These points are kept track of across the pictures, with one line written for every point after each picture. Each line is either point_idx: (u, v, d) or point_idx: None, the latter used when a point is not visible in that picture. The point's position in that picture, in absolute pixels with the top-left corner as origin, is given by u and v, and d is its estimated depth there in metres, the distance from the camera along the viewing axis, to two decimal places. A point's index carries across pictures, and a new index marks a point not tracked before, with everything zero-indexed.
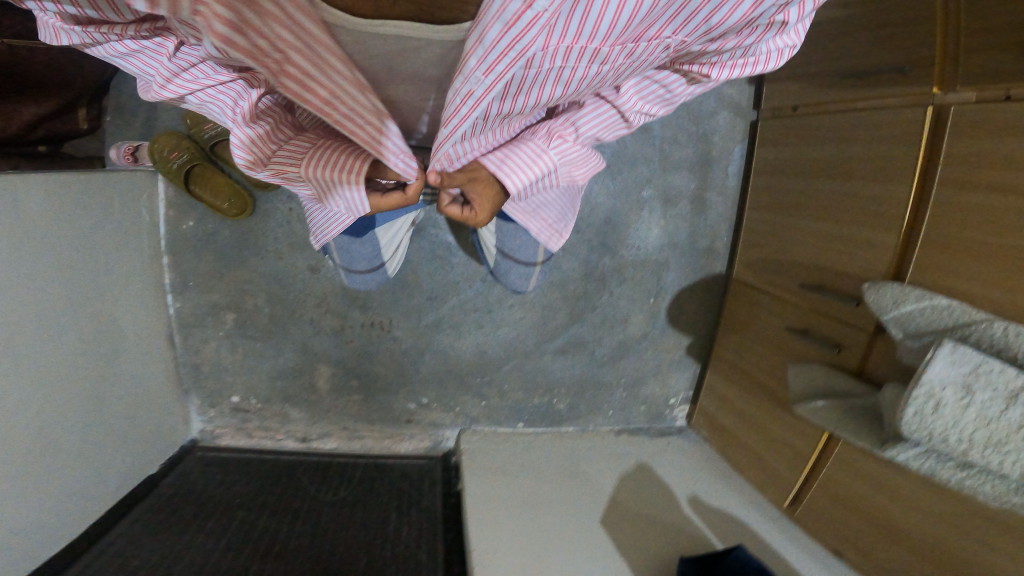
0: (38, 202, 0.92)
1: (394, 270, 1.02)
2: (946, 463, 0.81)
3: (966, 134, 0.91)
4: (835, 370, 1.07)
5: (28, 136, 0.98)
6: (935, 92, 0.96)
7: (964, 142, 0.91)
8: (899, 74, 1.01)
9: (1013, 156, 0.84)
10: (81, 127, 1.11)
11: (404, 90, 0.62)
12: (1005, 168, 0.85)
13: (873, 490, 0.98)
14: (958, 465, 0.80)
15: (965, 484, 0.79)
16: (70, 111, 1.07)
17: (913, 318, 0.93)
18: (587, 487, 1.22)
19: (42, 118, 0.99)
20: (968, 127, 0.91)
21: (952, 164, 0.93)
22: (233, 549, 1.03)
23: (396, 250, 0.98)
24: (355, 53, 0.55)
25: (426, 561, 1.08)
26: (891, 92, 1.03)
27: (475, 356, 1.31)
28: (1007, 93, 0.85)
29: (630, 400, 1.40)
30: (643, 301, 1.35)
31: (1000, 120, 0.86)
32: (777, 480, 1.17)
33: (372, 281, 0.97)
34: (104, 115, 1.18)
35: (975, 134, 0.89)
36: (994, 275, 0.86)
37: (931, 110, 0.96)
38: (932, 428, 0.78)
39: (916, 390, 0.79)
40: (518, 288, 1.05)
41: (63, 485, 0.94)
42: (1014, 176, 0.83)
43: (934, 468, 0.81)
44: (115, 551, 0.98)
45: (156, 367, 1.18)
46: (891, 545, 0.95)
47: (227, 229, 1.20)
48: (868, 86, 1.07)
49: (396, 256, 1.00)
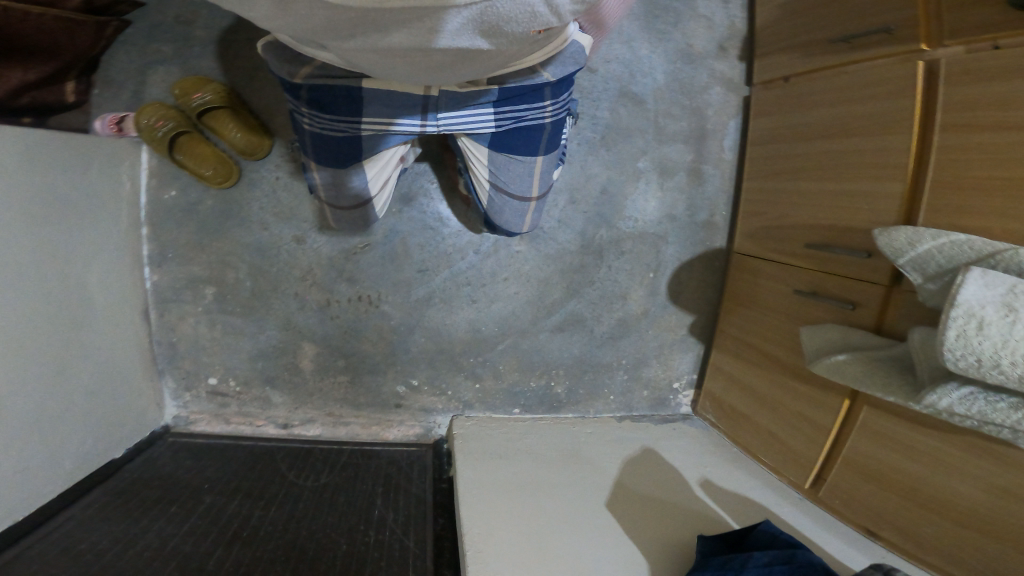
0: (13, 152, 0.87)
1: (381, 206, 1.04)
2: (997, 404, 0.73)
3: (962, 82, 0.87)
4: (852, 329, 1.00)
5: (12, 103, 1.00)
6: (924, 49, 0.94)
7: (957, 91, 0.88)
8: (887, 34, 0.99)
9: (1012, 95, 0.81)
10: (68, 100, 1.12)
11: (399, 47, 0.59)
12: (1004, 109, 0.82)
13: (906, 458, 0.91)
14: (1012, 405, 0.72)
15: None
16: (57, 81, 1.09)
17: (932, 257, 0.86)
18: (590, 471, 1.14)
19: (30, 85, 1.01)
20: (960, 75, 0.88)
21: (950, 109, 0.89)
22: (197, 532, 0.89)
23: (385, 189, 1.00)
24: (362, 28, 0.56)
25: (413, 549, 0.96)
26: (881, 53, 1.00)
27: (468, 333, 1.25)
28: (995, 42, 0.84)
29: (631, 383, 1.34)
30: (641, 275, 1.30)
31: (988, 67, 0.84)
32: (795, 458, 1.10)
33: (358, 217, 1.01)
34: (92, 89, 1.18)
35: (971, 80, 0.86)
36: (1009, 208, 0.82)
37: (921, 66, 0.94)
38: (980, 351, 0.71)
39: (953, 311, 0.72)
40: (511, 229, 1.04)
41: (20, 458, 0.84)
42: (1015, 113, 0.81)
43: (984, 410, 0.74)
44: (63, 534, 0.84)
45: (129, 342, 1.11)
46: (933, 517, 0.88)
47: (211, 198, 1.17)
48: (857, 48, 1.05)
49: (386, 196, 1.01)
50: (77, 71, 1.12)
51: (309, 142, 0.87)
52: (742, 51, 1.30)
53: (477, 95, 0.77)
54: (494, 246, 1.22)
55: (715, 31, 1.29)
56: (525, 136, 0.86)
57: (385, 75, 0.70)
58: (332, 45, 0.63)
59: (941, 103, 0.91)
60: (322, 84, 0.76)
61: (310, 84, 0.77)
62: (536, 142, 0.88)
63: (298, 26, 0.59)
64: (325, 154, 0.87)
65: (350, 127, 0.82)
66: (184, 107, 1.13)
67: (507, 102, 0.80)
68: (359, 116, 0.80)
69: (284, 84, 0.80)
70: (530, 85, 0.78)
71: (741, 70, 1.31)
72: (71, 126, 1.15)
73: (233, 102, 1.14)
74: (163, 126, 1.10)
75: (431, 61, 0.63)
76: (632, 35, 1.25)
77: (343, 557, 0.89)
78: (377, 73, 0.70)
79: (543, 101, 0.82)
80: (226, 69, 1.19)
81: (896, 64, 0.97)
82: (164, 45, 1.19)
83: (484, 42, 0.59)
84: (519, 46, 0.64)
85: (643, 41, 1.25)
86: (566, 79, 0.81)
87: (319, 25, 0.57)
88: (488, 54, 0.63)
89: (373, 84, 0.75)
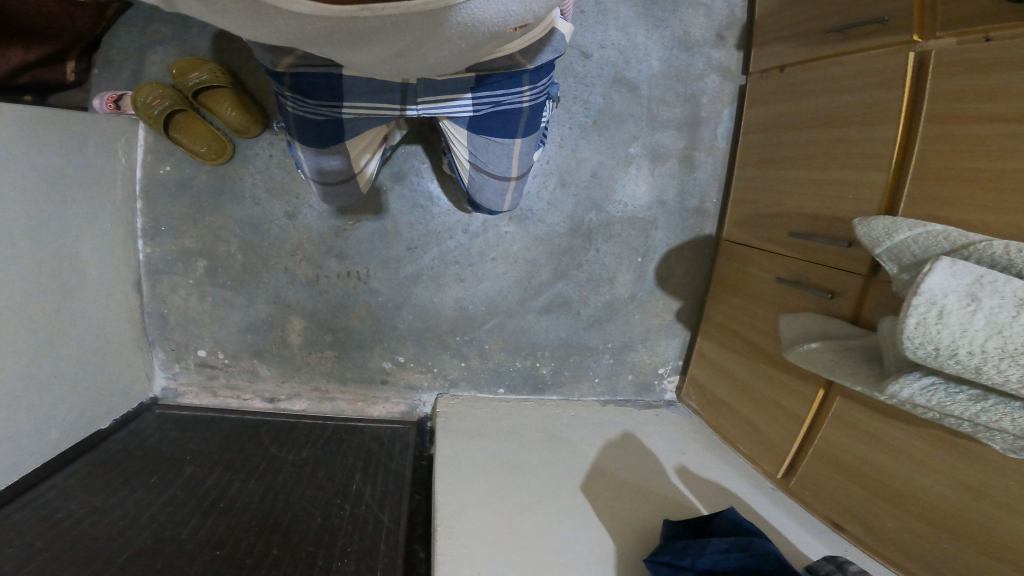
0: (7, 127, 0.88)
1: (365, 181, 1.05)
2: (956, 395, 0.73)
3: (953, 73, 0.86)
4: (830, 318, 1.00)
5: (13, 81, 1.02)
6: (916, 39, 0.92)
7: (946, 82, 0.87)
8: (880, 24, 0.97)
9: (998, 89, 0.80)
10: (68, 79, 1.14)
11: (372, 51, 0.57)
12: (990, 101, 0.81)
13: (874, 451, 0.91)
14: (972, 397, 0.72)
15: (982, 419, 0.71)
16: (58, 60, 1.11)
17: (908, 247, 0.86)
18: (569, 453, 1.16)
19: (30, 65, 1.03)
20: (950, 67, 0.87)
21: (938, 100, 0.88)
22: (174, 503, 0.91)
23: (371, 163, 1.02)
24: (345, 41, 0.54)
25: (387, 522, 0.99)
26: (874, 43, 0.99)
27: (455, 311, 1.26)
28: (985, 35, 0.83)
29: (616, 367, 1.35)
30: (629, 260, 1.30)
31: (978, 59, 0.83)
32: (770, 446, 1.10)
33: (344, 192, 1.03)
34: (92, 68, 1.19)
35: (961, 72, 0.85)
36: (987, 203, 0.81)
37: (913, 57, 0.93)
38: (938, 339, 0.70)
39: (915, 299, 0.72)
40: (493, 208, 1.06)
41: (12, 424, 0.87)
42: (1003, 106, 0.79)
43: (943, 401, 0.74)
44: (46, 501, 0.87)
45: (120, 313, 1.14)
46: (898, 513, 0.88)
47: (205, 173, 1.18)
48: (851, 38, 1.03)
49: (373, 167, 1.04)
50: (78, 51, 1.14)
51: (292, 121, 0.87)
52: (740, 39, 1.29)
53: (453, 82, 0.78)
54: (482, 227, 1.24)
55: (714, 19, 1.28)
56: (503, 120, 0.87)
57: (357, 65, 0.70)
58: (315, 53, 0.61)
59: (930, 94, 0.90)
60: (304, 72, 0.76)
61: (292, 71, 0.77)
62: (515, 125, 0.89)
63: (284, 43, 0.56)
64: (306, 133, 0.88)
65: (332, 111, 0.83)
66: (180, 85, 1.14)
67: (485, 87, 0.81)
68: (340, 101, 0.82)
69: (268, 68, 0.80)
70: (507, 72, 0.79)
71: (738, 58, 1.30)
72: (70, 102, 1.16)
73: (229, 81, 1.14)
74: (159, 104, 1.11)
75: (411, 60, 0.61)
76: (628, 21, 1.25)
77: (316, 528, 0.92)
78: (360, 71, 0.68)
79: (521, 87, 0.83)
80: (223, 49, 1.20)
81: (888, 55, 0.96)
82: (164, 25, 1.19)
83: (458, 41, 0.56)
84: (503, 39, 0.62)
85: (639, 28, 1.25)
86: (545, 66, 0.82)
87: (302, 40, 0.55)
88: (468, 51, 0.61)
89: (351, 73, 0.75)
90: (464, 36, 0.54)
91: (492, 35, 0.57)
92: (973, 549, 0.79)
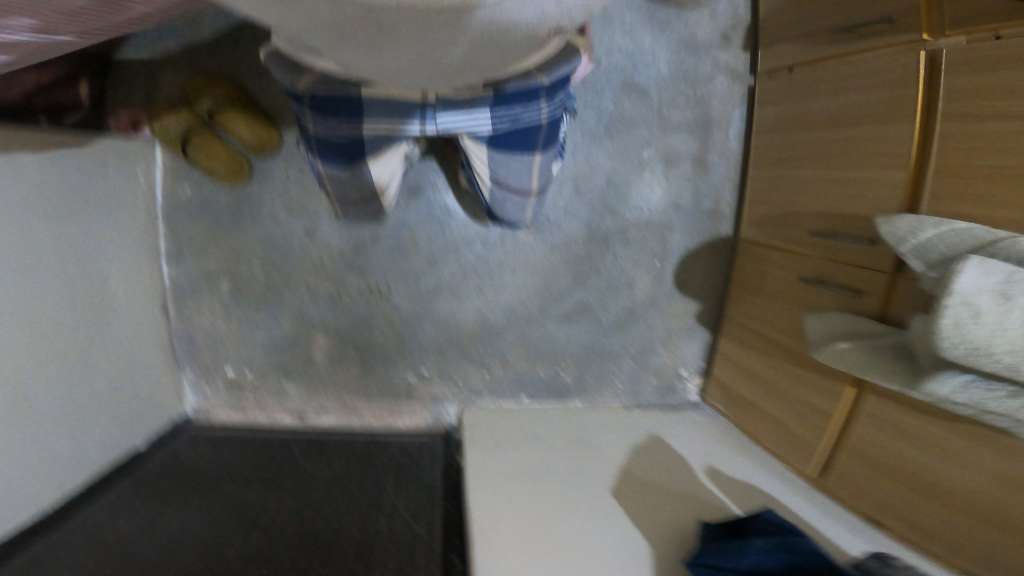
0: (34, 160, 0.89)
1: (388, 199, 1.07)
2: (993, 392, 0.74)
3: (963, 71, 0.87)
4: (855, 316, 1.01)
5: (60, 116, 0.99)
6: (925, 39, 0.92)
7: (958, 81, 0.88)
8: (887, 24, 0.98)
9: (1013, 86, 0.80)
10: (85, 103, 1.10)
11: (404, 53, 0.57)
12: (1004, 98, 0.82)
13: (911, 446, 0.91)
14: (1009, 393, 0.73)
15: (1021, 414, 0.72)
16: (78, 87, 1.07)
17: (934, 246, 0.86)
18: (597, 458, 1.16)
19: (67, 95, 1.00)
20: (960, 66, 0.88)
21: (955, 98, 0.89)
22: (216, 522, 0.93)
23: (392, 182, 1.03)
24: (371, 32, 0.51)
25: (423, 535, 0.99)
26: (882, 41, 0.99)
27: (476, 322, 1.27)
28: (996, 33, 0.82)
29: (638, 370, 1.35)
30: (647, 263, 1.31)
31: (991, 57, 0.83)
32: (803, 445, 1.10)
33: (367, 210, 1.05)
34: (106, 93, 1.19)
35: (974, 70, 0.85)
36: (1004, 199, 0.82)
37: (924, 56, 0.92)
38: (973, 339, 0.71)
39: (950, 299, 0.72)
40: (514, 219, 1.08)
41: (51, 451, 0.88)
42: (1016, 103, 0.80)
43: (981, 398, 0.74)
44: (93, 524, 0.90)
45: (149, 336, 1.15)
46: (934, 507, 0.89)
47: (224, 195, 1.19)
48: (859, 37, 1.03)
49: (395, 185, 1.06)
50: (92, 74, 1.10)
51: (315, 143, 0.89)
52: (747, 39, 1.29)
53: (475, 103, 0.80)
54: (501, 238, 1.24)
55: (719, 21, 1.28)
56: (523, 136, 0.88)
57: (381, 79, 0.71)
58: (331, 42, 0.58)
59: (945, 91, 0.90)
60: (322, 92, 0.78)
61: (312, 93, 0.79)
62: (535, 139, 0.90)
63: (299, 25, 0.52)
64: (331, 155, 0.89)
65: (352, 130, 0.84)
66: (194, 105, 1.13)
67: (504, 106, 0.81)
68: (360, 118, 0.82)
69: (289, 91, 0.83)
70: (525, 90, 0.80)
71: (746, 58, 1.30)
72: None
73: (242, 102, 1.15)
74: (175, 126, 1.12)
75: (434, 56, 0.58)
76: (634, 27, 1.25)
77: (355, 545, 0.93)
78: (377, 69, 0.66)
79: (540, 102, 0.84)
80: (235, 70, 1.21)
81: (898, 55, 0.96)
82: (174, 48, 1.20)
83: (491, 41, 0.56)
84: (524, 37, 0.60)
85: (645, 32, 1.25)
86: (563, 81, 0.82)
87: (325, 29, 0.52)
88: (491, 47, 0.59)
89: (368, 92, 0.76)
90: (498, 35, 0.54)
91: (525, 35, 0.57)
92: (1013, 541, 0.79)
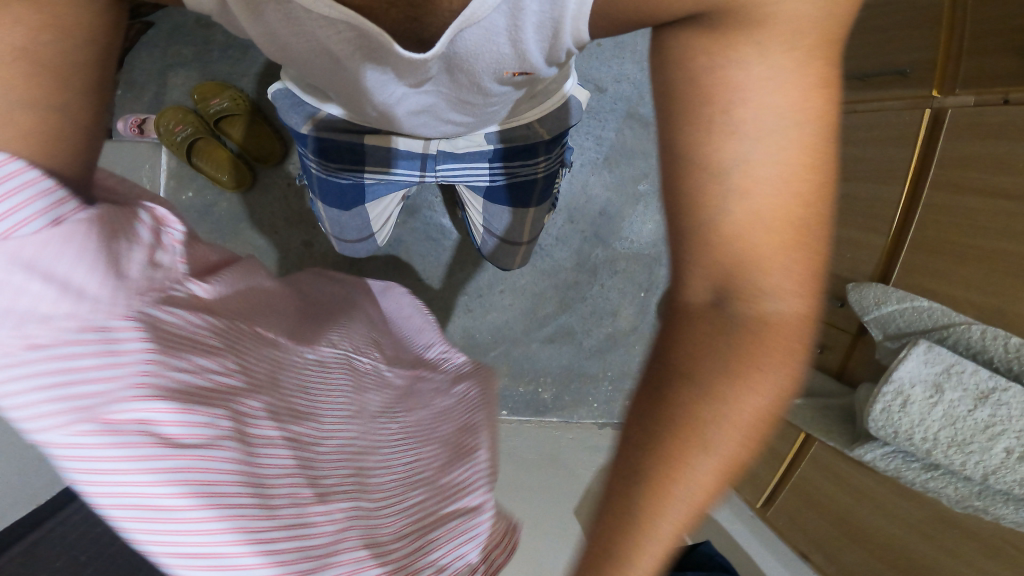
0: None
1: (383, 239, 1.10)
2: (911, 464, 0.82)
3: (964, 137, 0.86)
4: (818, 372, 1.06)
5: None
6: (934, 95, 0.91)
7: (957, 145, 0.87)
8: (900, 76, 0.98)
9: (1004, 158, 0.80)
10: None
11: (368, 83, 0.61)
12: (996, 172, 0.81)
13: (850, 496, 0.96)
14: (925, 467, 0.81)
15: (929, 485, 0.80)
16: None
17: (894, 319, 0.91)
18: (565, 476, 1.22)
19: None
20: (964, 129, 0.86)
21: (948, 165, 0.88)
22: None
23: (386, 223, 1.07)
24: (338, 53, 0.55)
25: None
26: (892, 94, 1.00)
27: (462, 338, 1.33)
28: (1005, 96, 0.81)
29: (615, 392, 1.40)
30: (633, 294, 1.36)
31: (993, 123, 0.82)
32: (753, 480, 1.16)
33: (361, 248, 1.08)
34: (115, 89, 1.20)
35: (975, 137, 0.84)
36: (980, 281, 0.83)
37: (929, 113, 0.92)
38: (898, 425, 0.80)
39: (885, 387, 0.80)
40: (504, 265, 1.14)
41: None
42: (1008, 180, 0.79)
43: (899, 467, 0.83)
44: None
45: None
46: (850, 544, 0.96)
47: (226, 201, 1.23)
48: (873, 87, 1.05)
49: (388, 228, 1.08)
50: None
51: (315, 184, 0.92)
52: None
53: (472, 153, 0.87)
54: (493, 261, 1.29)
55: None
56: (518, 190, 0.94)
57: (360, 117, 0.77)
58: (313, 70, 0.63)
59: (938, 157, 0.89)
60: (329, 138, 0.83)
61: (315, 137, 0.84)
62: (529, 194, 0.95)
63: (274, 45, 0.58)
64: (329, 197, 0.93)
65: (353, 176, 0.89)
66: (201, 111, 1.17)
67: (504, 159, 0.88)
68: (362, 166, 0.88)
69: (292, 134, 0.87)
70: (525, 143, 0.86)
71: None
72: None
73: (247, 109, 1.18)
74: (181, 130, 1.16)
75: (410, 89, 0.63)
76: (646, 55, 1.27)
77: None
78: (359, 104, 0.71)
79: (537, 157, 0.89)
80: (247, 77, 1.22)
81: (904, 109, 0.96)
82: (185, 47, 1.20)
83: (452, 76, 0.60)
84: (495, 84, 0.64)
85: None
86: (561, 136, 0.87)
87: (298, 48, 0.57)
88: (468, 87, 0.64)
89: (374, 140, 0.83)
90: (458, 70, 0.59)
91: (486, 77, 0.61)
92: None
